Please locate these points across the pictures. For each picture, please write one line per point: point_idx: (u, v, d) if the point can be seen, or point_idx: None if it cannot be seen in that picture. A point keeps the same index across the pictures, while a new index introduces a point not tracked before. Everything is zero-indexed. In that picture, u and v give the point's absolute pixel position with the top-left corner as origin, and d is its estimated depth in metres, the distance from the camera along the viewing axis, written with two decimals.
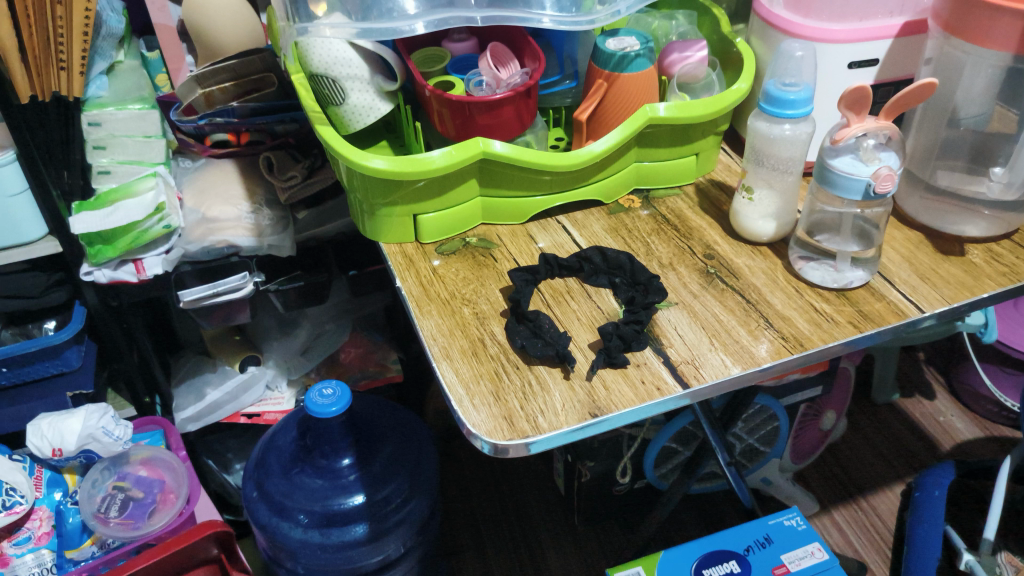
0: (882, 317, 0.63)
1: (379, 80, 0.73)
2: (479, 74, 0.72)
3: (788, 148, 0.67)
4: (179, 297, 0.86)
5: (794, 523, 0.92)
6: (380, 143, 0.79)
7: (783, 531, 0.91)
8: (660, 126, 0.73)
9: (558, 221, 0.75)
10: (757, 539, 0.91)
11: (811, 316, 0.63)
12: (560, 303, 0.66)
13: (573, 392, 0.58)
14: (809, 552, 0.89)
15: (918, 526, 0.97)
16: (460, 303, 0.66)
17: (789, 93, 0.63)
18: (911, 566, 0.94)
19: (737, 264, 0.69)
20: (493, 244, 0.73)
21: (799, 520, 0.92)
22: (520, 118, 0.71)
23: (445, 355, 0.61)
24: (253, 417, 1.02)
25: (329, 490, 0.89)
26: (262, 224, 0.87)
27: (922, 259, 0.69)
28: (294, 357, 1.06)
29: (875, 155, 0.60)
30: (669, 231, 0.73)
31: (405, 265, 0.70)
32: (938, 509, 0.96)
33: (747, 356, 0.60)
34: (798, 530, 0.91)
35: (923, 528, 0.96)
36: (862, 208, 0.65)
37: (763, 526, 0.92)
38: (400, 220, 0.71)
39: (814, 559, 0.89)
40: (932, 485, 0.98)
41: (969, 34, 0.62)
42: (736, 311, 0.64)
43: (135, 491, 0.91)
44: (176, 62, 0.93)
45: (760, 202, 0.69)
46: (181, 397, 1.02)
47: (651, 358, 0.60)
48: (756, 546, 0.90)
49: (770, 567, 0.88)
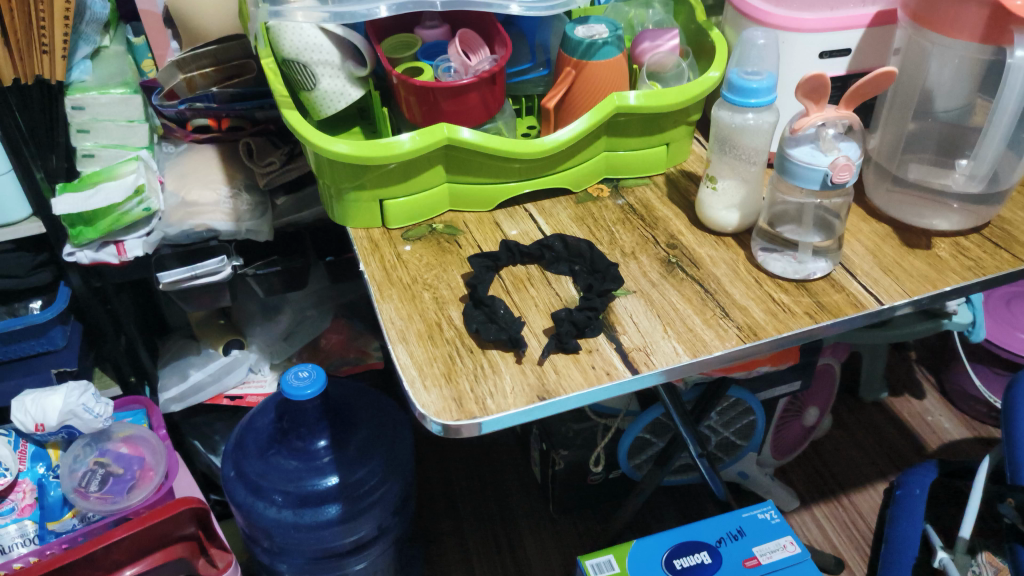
0: (840, 309, 0.63)
1: (349, 67, 0.74)
2: (448, 61, 0.73)
3: (752, 137, 0.66)
4: (159, 279, 0.87)
5: (768, 516, 0.93)
6: (353, 129, 0.79)
7: (756, 524, 0.92)
8: (631, 115, 0.73)
9: (526, 210, 0.75)
10: (729, 531, 0.91)
11: (768, 306, 0.64)
12: (519, 289, 0.66)
13: (525, 375, 0.58)
14: (781, 545, 0.90)
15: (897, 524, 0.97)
16: (421, 288, 0.66)
17: (751, 81, 0.62)
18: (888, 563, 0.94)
19: (699, 254, 0.69)
20: (458, 231, 0.73)
21: (773, 514, 0.93)
22: (486, 105, 0.71)
23: (402, 338, 0.61)
24: (235, 399, 1.03)
25: (304, 472, 0.89)
26: (241, 209, 0.89)
27: (888, 252, 0.68)
28: (276, 342, 1.06)
29: (835, 145, 0.60)
30: (633, 221, 0.73)
31: (371, 250, 0.71)
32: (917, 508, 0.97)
33: (699, 343, 0.60)
34: (772, 523, 0.92)
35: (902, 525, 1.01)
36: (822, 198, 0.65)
37: (736, 519, 0.92)
38: (367, 206, 0.71)
39: (786, 552, 0.89)
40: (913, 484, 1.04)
41: (936, 23, 0.62)
42: (693, 300, 0.64)
43: (115, 467, 0.90)
44: (162, 49, 0.95)
45: (724, 192, 0.69)
46: (165, 378, 1.04)
47: (603, 344, 0.60)
48: (728, 538, 0.91)
49: (741, 559, 0.88)
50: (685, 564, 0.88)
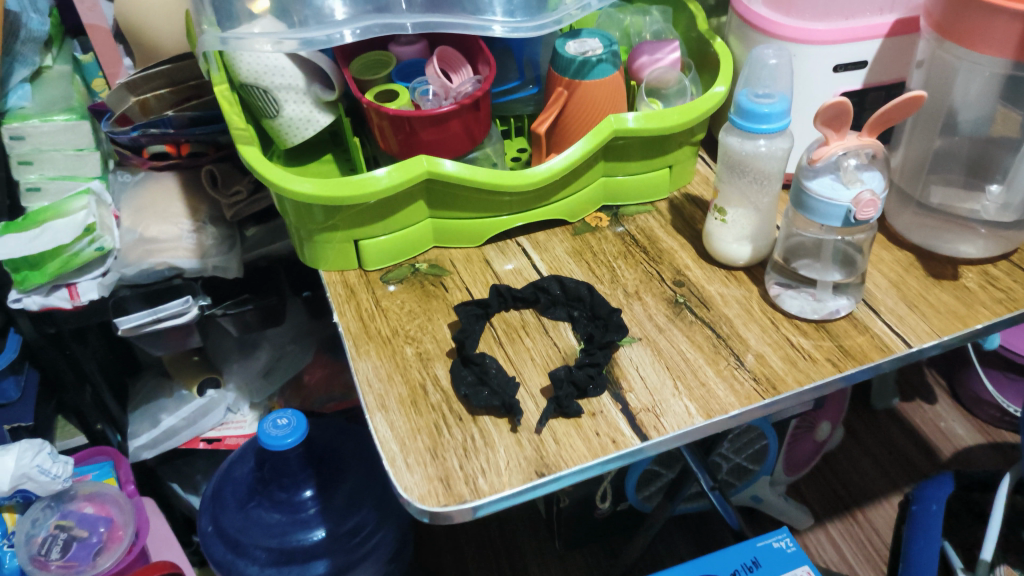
0: (865, 354, 0.57)
1: (316, 90, 0.67)
2: (426, 83, 0.66)
3: (764, 164, 0.60)
4: (116, 325, 0.79)
5: (782, 545, 0.87)
6: (325, 157, 0.72)
7: (771, 555, 0.86)
8: (630, 139, 0.67)
9: (518, 244, 0.69)
10: (743, 562, 0.86)
11: (785, 353, 0.58)
12: (512, 339, 0.60)
13: (520, 447, 0.52)
14: None
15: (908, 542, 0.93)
16: (402, 341, 0.60)
17: (762, 105, 0.56)
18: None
19: (709, 292, 0.63)
20: (444, 271, 0.67)
21: (787, 542, 0.87)
22: (469, 132, 0.64)
23: (381, 405, 0.55)
24: (213, 443, 0.97)
25: (288, 525, 0.83)
26: (205, 244, 0.82)
27: (912, 285, 0.63)
28: (255, 380, 0.99)
29: (857, 176, 0.54)
30: (635, 254, 0.67)
31: (346, 297, 0.64)
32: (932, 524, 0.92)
33: (713, 401, 0.54)
34: (787, 552, 0.86)
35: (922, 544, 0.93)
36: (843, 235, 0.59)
37: (751, 549, 0.87)
38: (340, 247, 0.65)
39: None
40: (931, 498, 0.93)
41: (962, 37, 0.56)
42: (705, 348, 0.58)
43: (79, 531, 0.81)
44: (113, 66, 0.88)
45: (735, 224, 0.63)
46: (135, 424, 0.97)
47: (608, 405, 0.54)
48: (742, 570, 0.85)
49: None
50: None
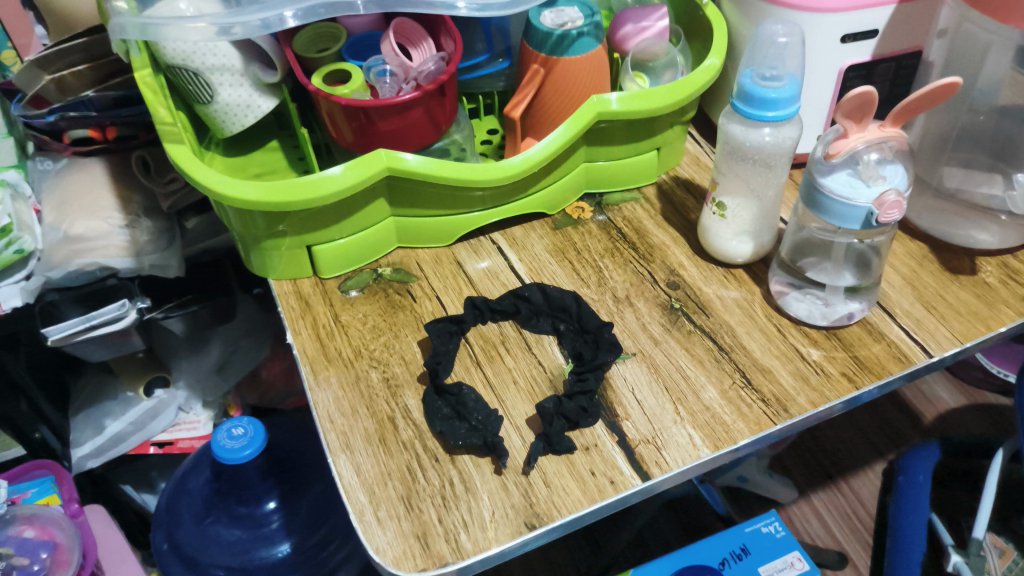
0: (882, 366, 0.51)
1: (255, 70, 0.58)
2: (382, 60, 0.57)
3: (769, 154, 0.53)
4: (44, 335, 0.71)
5: (772, 529, 0.79)
6: (270, 144, 0.65)
7: (759, 540, 0.78)
8: (613, 121, 0.60)
9: (493, 242, 0.62)
10: (732, 550, 0.77)
11: (796, 368, 0.52)
12: (492, 358, 0.53)
13: (506, 492, 0.46)
14: (788, 563, 0.76)
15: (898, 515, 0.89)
16: (366, 365, 0.53)
17: (770, 89, 0.49)
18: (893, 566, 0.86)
19: (707, 295, 0.57)
20: (411, 277, 0.59)
21: (778, 526, 0.79)
22: (434, 120, 0.56)
23: (345, 446, 0.48)
24: (163, 446, 0.90)
25: (249, 543, 0.78)
26: (140, 241, 0.73)
27: (927, 282, 0.57)
28: (208, 377, 0.92)
29: (879, 172, 0.47)
30: (624, 252, 0.60)
31: (300, 312, 0.57)
32: (921, 495, 0.88)
33: (719, 428, 0.48)
34: (777, 536, 0.78)
35: (909, 516, 0.88)
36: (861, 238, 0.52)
37: (738, 534, 0.78)
38: (292, 254, 0.57)
39: (795, 571, 0.76)
40: (915, 466, 0.91)
41: (994, 9, 0.49)
42: (707, 364, 0.52)
43: (18, 558, 0.72)
44: (24, 36, 0.76)
45: (735, 219, 0.56)
46: (77, 431, 0.88)
47: (602, 437, 0.48)
48: (731, 558, 0.77)
49: None
50: None
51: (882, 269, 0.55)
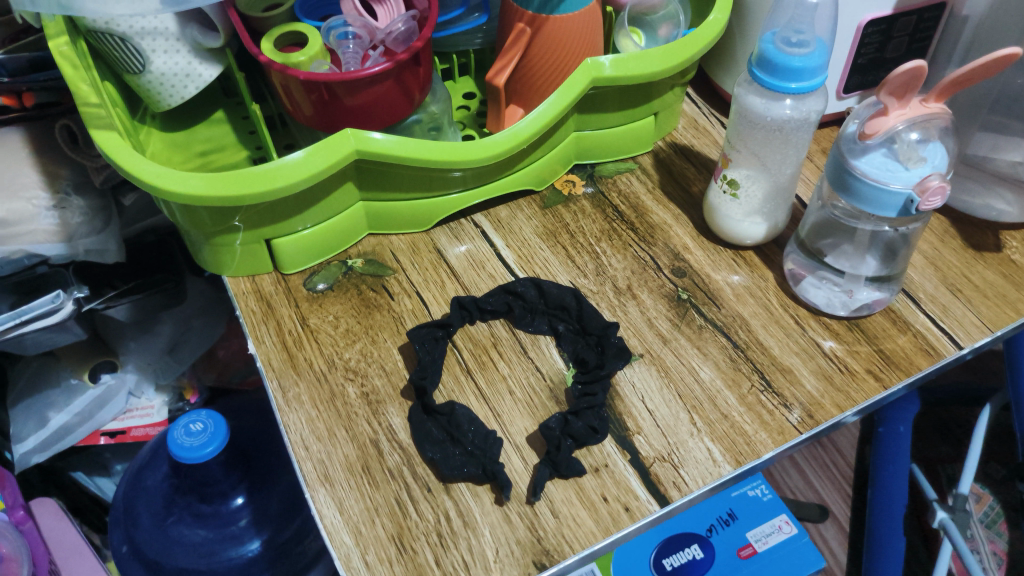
0: (911, 362, 0.47)
1: (193, 34, 0.49)
2: (344, 22, 0.50)
3: (788, 130, 0.47)
4: None
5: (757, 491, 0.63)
6: (215, 116, 0.57)
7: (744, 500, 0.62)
8: (606, 87, 0.53)
9: (476, 225, 0.55)
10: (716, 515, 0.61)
11: (818, 366, 0.47)
12: (483, 365, 0.47)
13: (509, 525, 0.41)
14: (774, 527, 0.61)
15: (877, 470, 0.70)
16: (342, 378, 0.47)
17: (795, 57, 0.43)
18: (875, 531, 0.70)
19: (717, 283, 0.51)
20: (386, 269, 0.53)
21: (765, 488, 0.63)
22: (406, 92, 0.49)
23: (324, 478, 0.42)
24: (116, 436, 0.81)
25: (216, 543, 0.71)
26: (71, 223, 0.62)
27: (951, 261, 0.52)
28: (158, 358, 0.82)
29: (918, 153, 0.41)
30: (622, 233, 0.55)
31: (263, 315, 0.50)
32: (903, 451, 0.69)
33: (740, 440, 0.44)
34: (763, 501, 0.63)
35: (890, 470, 0.70)
36: (893, 223, 0.46)
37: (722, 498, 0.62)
38: (248, 249, 0.50)
39: (783, 536, 0.61)
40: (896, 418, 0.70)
41: None
42: (722, 364, 0.47)
43: None
44: None
45: (748, 199, 0.51)
46: (17, 422, 0.77)
47: (613, 455, 0.43)
48: (717, 525, 0.61)
49: (734, 550, 0.60)
50: (675, 564, 0.58)
51: (910, 255, 0.49)
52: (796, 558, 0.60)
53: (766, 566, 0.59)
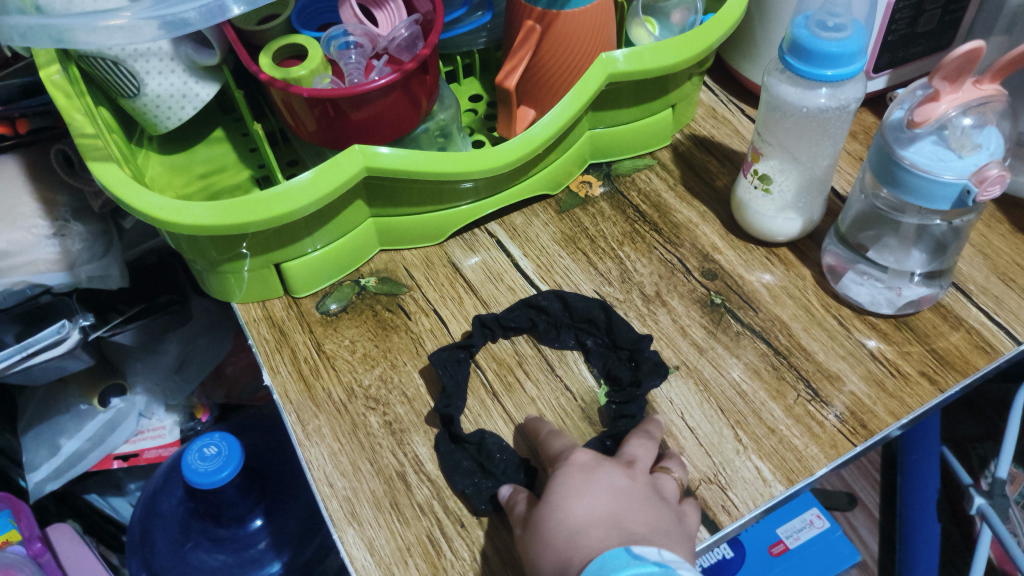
0: (966, 361, 0.44)
1: (187, 51, 0.47)
2: (344, 32, 0.47)
3: (822, 121, 0.44)
4: None
5: None
6: (213, 135, 0.54)
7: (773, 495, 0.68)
8: (623, 83, 0.50)
9: (491, 235, 0.53)
10: None
11: (865, 369, 0.44)
12: (509, 386, 0.45)
13: None
14: (807, 522, 0.67)
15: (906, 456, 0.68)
16: (362, 407, 0.45)
17: (832, 45, 0.40)
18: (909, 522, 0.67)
19: (752, 285, 0.49)
20: (400, 287, 0.50)
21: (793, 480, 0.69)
22: (414, 102, 0.46)
23: (351, 517, 0.40)
24: (129, 459, 0.79)
25: (236, 568, 0.68)
26: (72, 250, 0.59)
27: (1000, 248, 0.49)
28: (167, 378, 0.79)
29: (971, 140, 0.38)
30: (645, 235, 0.52)
31: (275, 343, 0.48)
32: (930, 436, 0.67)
33: (790, 456, 0.41)
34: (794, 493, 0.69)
35: (920, 455, 0.67)
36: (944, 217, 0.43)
37: None
38: (257, 275, 0.47)
39: (815, 531, 0.66)
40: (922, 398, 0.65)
41: None
42: (763, 373, 0.44)
43: None
44: None
45: (780, 195, 0.48)
46: (30, 450, 0.75)
47: None
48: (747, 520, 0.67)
49: (765, 546, 0.65)
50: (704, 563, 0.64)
51: (959, 249, 0.46)
52: (827, 554, 0.65)
53: (798, 561, 0.65)
